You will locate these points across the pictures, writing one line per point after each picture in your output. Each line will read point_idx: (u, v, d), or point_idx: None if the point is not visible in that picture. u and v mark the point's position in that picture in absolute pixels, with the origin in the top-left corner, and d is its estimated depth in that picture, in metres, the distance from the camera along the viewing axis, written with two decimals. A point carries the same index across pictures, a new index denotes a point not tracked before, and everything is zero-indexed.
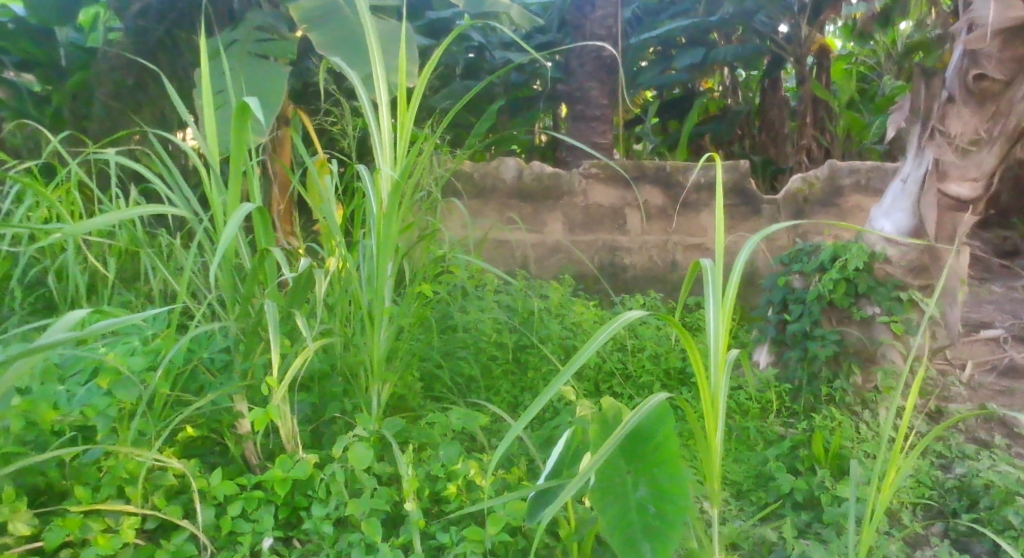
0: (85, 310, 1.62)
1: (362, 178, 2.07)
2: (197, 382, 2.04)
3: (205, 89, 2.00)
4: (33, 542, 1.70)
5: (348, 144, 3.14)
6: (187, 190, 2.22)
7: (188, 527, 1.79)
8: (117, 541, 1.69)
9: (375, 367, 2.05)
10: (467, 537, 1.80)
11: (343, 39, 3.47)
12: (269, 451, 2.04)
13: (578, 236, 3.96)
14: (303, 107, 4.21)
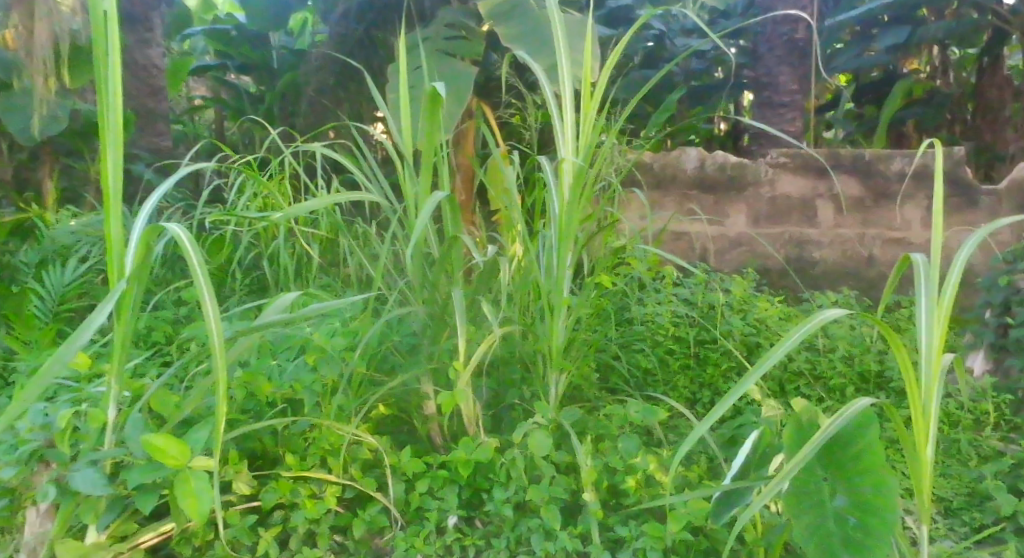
0: (295, 293, 1.77)
1: (546, 169, 2.09)
2: (388, 363, 2.16)
3: (401, 85, 2.11)
4: (249, 501, 1.87)
5: (531, 136, 3.19)
6: (384, 181, 2.35)
7: (381, 500, 1.90)
8: (322, 507, 1.83)
9: (553, 356, 2.07)
10: (648, 532, 1.78)
11: (529, 31, 3.55)
12: (454, 433, 2.13)
13: (763, 228, 3.80)
14: (488, 100, 4.34)
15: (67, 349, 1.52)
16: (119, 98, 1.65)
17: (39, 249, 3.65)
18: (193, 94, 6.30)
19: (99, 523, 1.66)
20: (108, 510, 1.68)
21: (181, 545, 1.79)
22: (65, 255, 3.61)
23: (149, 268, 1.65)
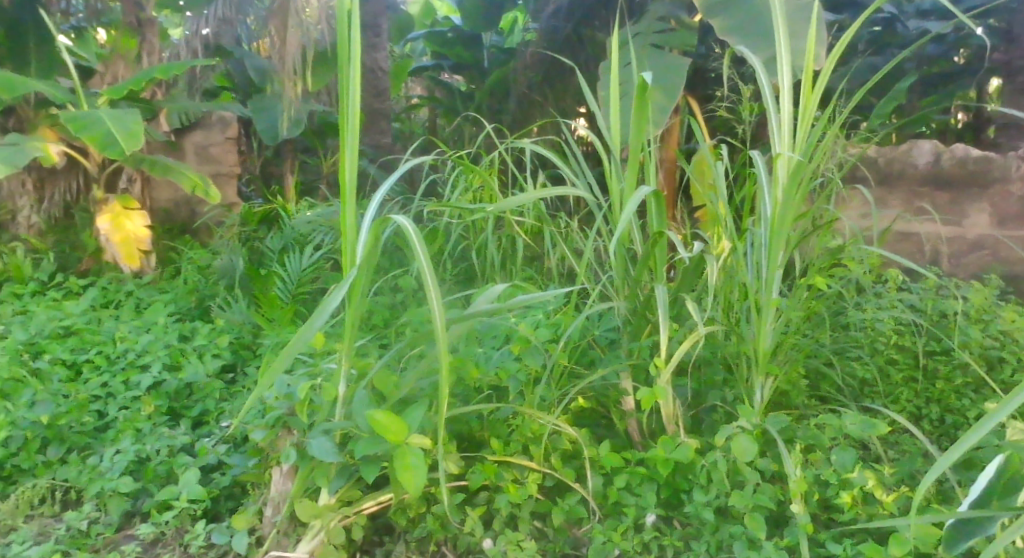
0: (502, 285, 1.84)
1: (759, 165, 2.00)
2: (589, 356, 2.19)
3: (613, 80, 2.11)
4: (458, 480, 1.97)
5: (743, 130, 3.07)
6: (591, 176, 2.37)
7: (582, 492, 1.93)
8: (524, 493, 1.88)
9: (760, 359, 1.98)
10: (865, 553, 1.67)
11: (746, 21, 3.42)
12: (652, 431, 2.11)
13: (1011, 230, 3.43)
14: (698, 93, 4.25)
15: (306, 329, 1.68)
16: (356, 96, 1.78)
17: (282, 236, 4.09)
18: (411, 94, 6.72)
19: (331, 486, 1.83)
20: (338, 475, 1.84)
21: (397, 515, 1.92)
22: (302, 243, 4.01)
23: (377, 256, 1.79)
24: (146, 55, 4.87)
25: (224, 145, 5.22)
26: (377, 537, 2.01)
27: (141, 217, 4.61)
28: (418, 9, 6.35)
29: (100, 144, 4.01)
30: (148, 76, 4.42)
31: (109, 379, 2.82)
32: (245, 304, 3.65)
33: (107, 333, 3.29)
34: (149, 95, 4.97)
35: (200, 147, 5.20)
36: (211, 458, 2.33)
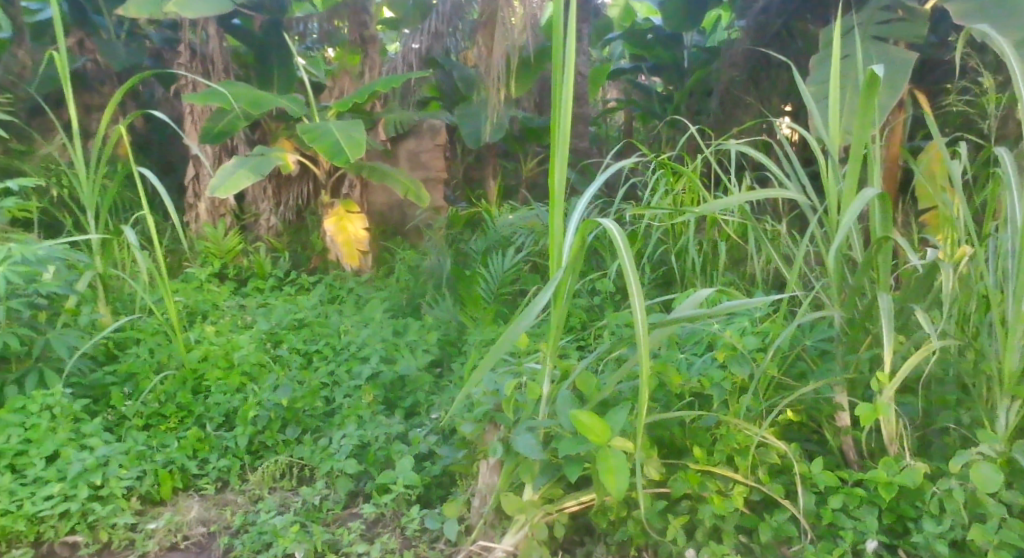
0: (710, 290, 1.80)
1: (1009, 162, 1.80)
2: (799, 367, 2.09)
3: (832, 75, 1.99)
4: (659, 487, 1.95)
5: (984, 124, 2.78)
6: (803, 177, 2.26)
7: (789, 508, 1.85)
8: (730, 505, 1.83)
9: (1005, 380, 1.78)
10: None
11: (988, 4, 3.13)
12: (870, 450, 1.98)
13: None
14: (926, 87, 3.93)
15: (513, 330, 1.76)
16: (568, 104, 1.83)
17: (485, 239, 4.25)
18: (608, 98, 6.74)
19: (535, 482, 1.88)
20: (542, 473, 1.89)
21: (598, 516, 1.95)
22: (504, 246, 4.15)
23: (583, 259, 1.82)
24: (368, 71, 5.27)
25: (434, 151, 5.50)
26: (577, 536, 2.04)
27: (362, 220, 5.02)
28: (618, 13, 6.30)
29: (329, 153, 4.40)
30: (370, 90, 4.79)
31: (335, 368, 3.10)
32: (451, 302, 3.84)
33: (334, 327, 3.62)
34: (370, 109, 5.43)
35: (412, 153, 5.49)
36: (424, 447, 2.49)
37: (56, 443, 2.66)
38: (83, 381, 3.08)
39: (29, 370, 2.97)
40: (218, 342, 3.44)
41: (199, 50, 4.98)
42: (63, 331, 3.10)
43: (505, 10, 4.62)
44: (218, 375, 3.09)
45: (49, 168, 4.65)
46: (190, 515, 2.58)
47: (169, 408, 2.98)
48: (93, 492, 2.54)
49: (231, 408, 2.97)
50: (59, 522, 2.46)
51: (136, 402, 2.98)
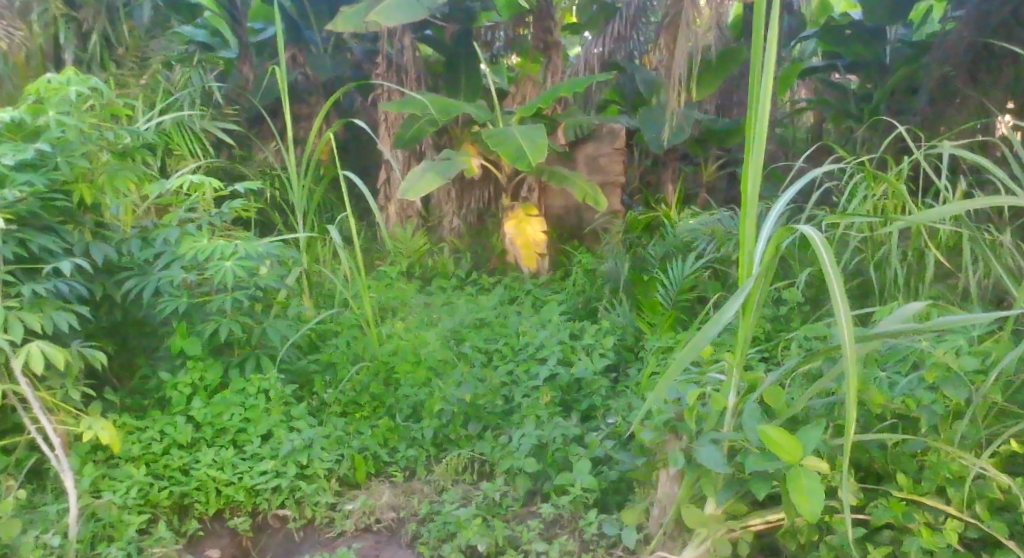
0: (922, 303, 1.66)
1: None
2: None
3: None
4: (858, 513, 1.87)
5: None
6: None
7: (1015, 551, 1.73)
8: (943, 541, 1.73)
9: None
10: None
11: None
12: None
13: None
14: None
15: (699, 337, 1.71)
16: (767, 106, 1.76)
17: (665, 243, 4.16)
18: (798, 98, 6.41)
19: (718, 497, 1.84)
20: (725, 488, 1.84)
21: (786, 537, 1.87)
22: (685, 251, 4.06)
23: (776, 267, 1.74)
24: (551, 75, 5.48)
25: (612, 156, 5.51)
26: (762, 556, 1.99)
27: (540, 223, 5.11)
28: (813, 8, 5.96)
29: (511, 157, 4.52)
30: (552, 94, 4.85)
31: (514, 368, 3.17)
32: (628, 306, 3.80)
33: (513, 327, 3.72)
34: (551, 112, 5.49)
35: (591, 158, 5.54)
36: (600, 452, 2.50)
37: (270, 423, 2.98)
38: (291, 368, 3.39)
39: (247, 356, 3.28)
40: (406, 338, 3.67)
41: (395, 61, 5.28)
42: (274, 321, 3.39)
43: (690, 11, 4.50)
44: (407, 368, 3.33)
45: (264, 170, 5.20)
46: (382, 499, 2.80)
47: (365, 396, 3.25)
48: (300, 471, 2.84)
49: (418, 401, 3.16)
50: (272, 495, 2.78)
51: (335, 390, 3.28)
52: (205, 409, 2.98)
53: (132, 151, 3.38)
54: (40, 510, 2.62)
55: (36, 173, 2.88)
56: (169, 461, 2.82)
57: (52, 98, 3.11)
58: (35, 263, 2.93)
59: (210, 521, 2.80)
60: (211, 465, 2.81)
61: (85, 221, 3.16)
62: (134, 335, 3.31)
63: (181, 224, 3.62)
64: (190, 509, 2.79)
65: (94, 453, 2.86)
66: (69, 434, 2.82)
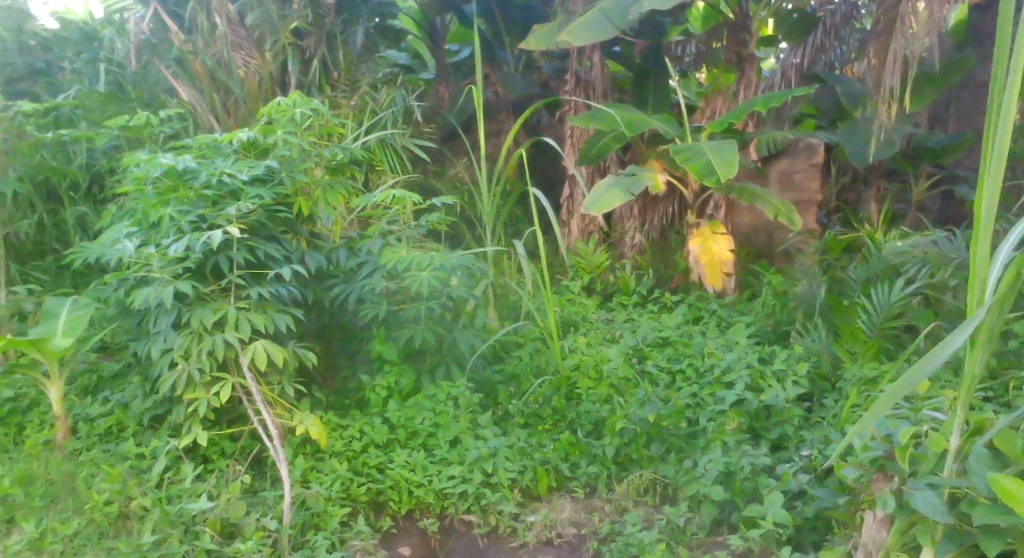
0: None
1: None
2: None
3: None
4: None
5: None
6: None
7: None
8: None
9: None
10: None
11: None
12: None
13: None
14: None
15: (918, 368, 1.57)
16: (1009, 116, 1.59)
17: (867, 266, 3.89)
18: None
19: (937, 548, 1.71)
20: (946, 540, 1.71)
21: None
22: (891, 275, 3.78)
23: (1013, 295, 1.59)
24: (744, 88, 5.13)
25: (808, 172, 5.21)
26: None
27: (727, 241, 4.91)
28: None
29: (700, 173, 4.41)
30: (747, 108, 4.69)
31: (699, 391, 3.12)
32: (824, 332, 3.58)
33: (698, 347, 3.63)
34: (742, 127, 5.28)
35: (784, 175, 5.28)
36: (794, 486, 2.41)
37: (458, 429, 3.13)
38: (478, 378, 3.51)
39: (438, 364, 3.47)
40: (589, 354, 3.71)
41: (584, 78, 5.34)
42: (463, 331, 3.53)
43: (907, 17, 4.17)
44: (589, 384, 3.37)
45: (456, 187, 5.44)
46: (563, 514, 2.85)
47: (547, 410, 3.31)
48: (485, 478, 2.93)
49: (600, 417, 3.20)
50: (460, 500, 2.89)
51: (520, 402, 3.36)
52: (399, 412, 3.18)
53: (343, 167, 3.66)
54: (260, 495, 2.90)
55: (265, 187, 3.20)
56: (367, 459, 3.02)
57: (281, 120, 3.46)
58: (261, 268, 3.19)
59: (401, 519, 2.91)
60: (405, 465, 2.97)
61: (301, 230, 3.46)
62: (338, 338, 3.57)
63: (383, 235, 3.88)
64: (385, 507, 2.94)
65: (304, 446, 3.10)
66: (283, 427, 3.09)
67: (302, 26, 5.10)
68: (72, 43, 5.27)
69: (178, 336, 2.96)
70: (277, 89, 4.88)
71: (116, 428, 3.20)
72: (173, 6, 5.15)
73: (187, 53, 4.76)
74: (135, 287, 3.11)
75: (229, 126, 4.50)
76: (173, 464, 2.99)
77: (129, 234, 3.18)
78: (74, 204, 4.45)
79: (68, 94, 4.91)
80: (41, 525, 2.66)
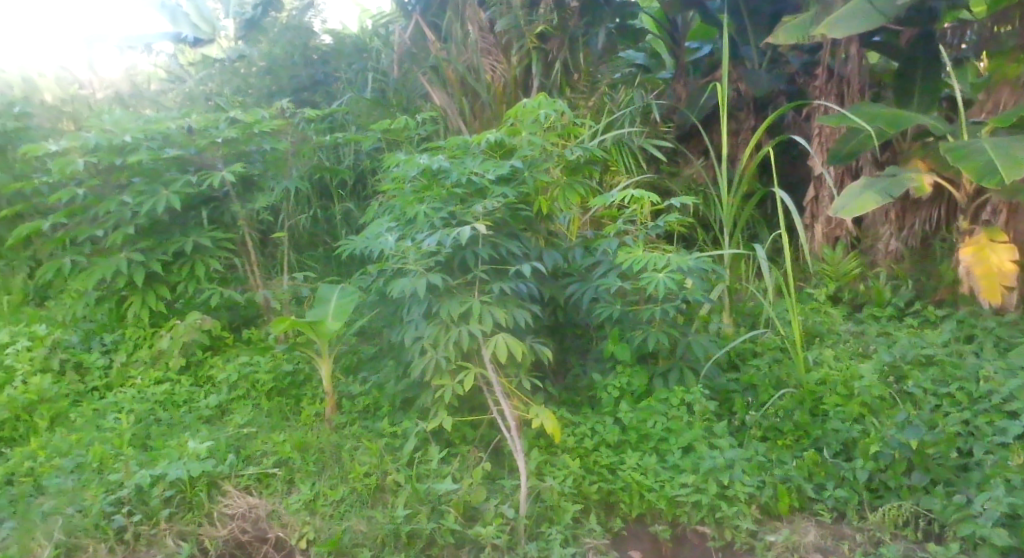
0: None
1: None
2: None
3: None
4: None
5: None
6: None
7: None
8: None
9: None
10: None
11: None
12: None
13: None
14: None
15: None
16: None
17: None
18: None
19: None
20: None
21: None
22: None
23: None
24: None
25: None
26: None
27: (1008, 250, 4.20)
28: None
29: (977, 175, 3.93)
30: None
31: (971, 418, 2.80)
32: None
33: (970, 369, 3.25)
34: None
35: None
36: None
37: (692, 436, 3.05)
38: (713, 385, 3.39)
39: (671, 367, 3.39)
40: (838, 368, 3.45)
41: (838, 72, 4.98)
42: (698, 336, 3.44)
43: None
44: (837, 401, 3.16)
45: (693, 187, 5.29)
46: (807, 538, 2.68)
47: (788, 424, 3.13)
48: (721, 490, 2.83)
49: (849, 437, 2.99)
50: (693, 511, 2.81)
51: (758, 413, 3.20)
52: (631, 413, 3.16)
53: (582, 167, 3.70)
54: (498, 482, 3.01)
55: (509, 187, 3.33)
56: (599, 458, 3.03)
57: (526, 120, 3.57)
58: (503, 265, 3.31)
59: (632, 522, 2.88)
60: (636, 468, 2.95)
61: (540, 229, 3.54)
62: (570, 335, 3.63)
63: (619, 235, 3.87)
64: (615, 508, 2.92)
65: (538, 439, 3.17)
66: (520, 419, 3.19)
67: (547, 30, 5.13)
68: (346, 55, 5.78)
69: (428, 326, 3.15)
70: (520, 91, 5.03)
71: (372, 406, 3.52)
72: (432, 17, 5.54)
73: (442, 61, 5.04)
74: (392, 278, 3.35)
75: (475, 128, 4.83)
76: (421, 445, 3.20)
77: (389, 229, 3.41)
78: (342, 201, 4.89)
79: (341, 100, 5.44)
80: (314, 488, 2.97)
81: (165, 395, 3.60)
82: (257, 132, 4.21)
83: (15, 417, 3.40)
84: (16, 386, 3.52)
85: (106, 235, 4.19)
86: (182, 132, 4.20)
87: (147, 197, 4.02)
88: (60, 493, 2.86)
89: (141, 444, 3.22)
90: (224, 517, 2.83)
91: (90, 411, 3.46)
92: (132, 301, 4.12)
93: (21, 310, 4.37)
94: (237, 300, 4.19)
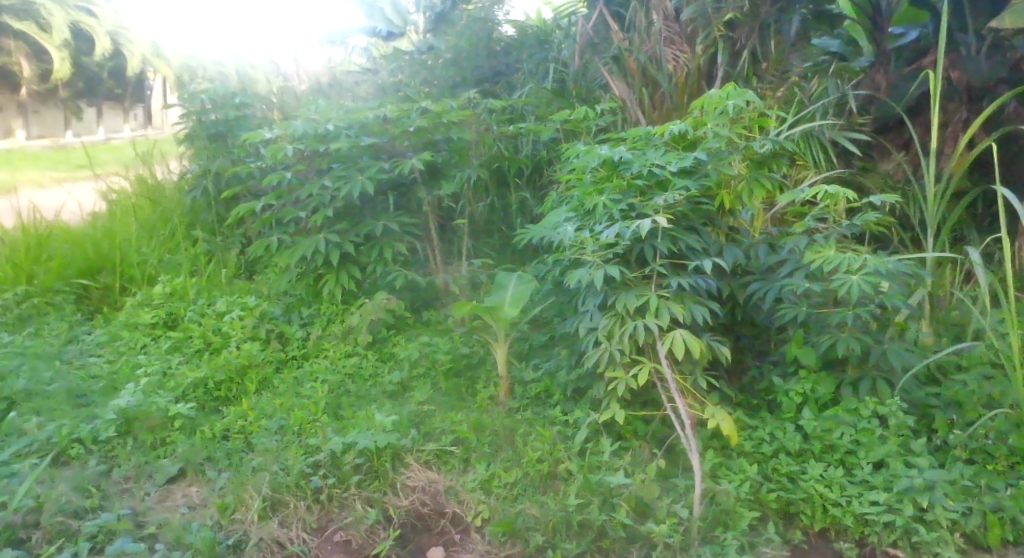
0: None
1: None
2: None
3: None
4: None
5: None
6: None
7: None
8: None
9: None
10: None
11: None
12: None
13: None
14: None
15: None
16: None
17: None
18: None
19: None
20: None
21: None
22: None
23: None
24: None
25: None
26: None
27: None
28: None
29: None
30: None
31: None
32: None
33: None
34: None
35: None
36: None
37: (885, 452, 2.84)
38: (911, 397, 3.10)
39: (862, 376, 3.14)
40: None
41: None
42: (894, 344, 3.17)
43: None
44: None
45: (892, 183, 4.87)
46: None
47: (1000, 448, 2.87)
48: (918, 513, 2.64)
49: None
50: (884, 531, 2.63)
51: (964, 432, 2.95)
52: (815, 422, 2.96)
53: (769, 160, 3.52)
54: (671, 480, 2.95)
55: (692, 179, 3.24)
56: (779, 466, 2.88)
57: (713, 112, 3.46)
58: (681, 259, 3.23)
59: (814, 536, 2.72)
60: (819, 480, 2.78)
61: (721, 223, 3.40)
62: (748, 334, 3.47)
63: (808, 233, 3.64)
64: (796, 519, 2.77)
65: (713, 440, 3.05)
66: (695, 418, 3.09)
67: (736, 18, 5.10)
68: (527, 47, 5.97)
69: (604, 317, 3.13)
70: (704, 82, 4.85)
71: (544, 394, 3.52)
72: (616, 7, 5.52)
73: (624, 50, 4.97)
74: (569, 267, 3.35)
75: (654, 119, 4.68)
76: (592, 436, 3.19)
77: (567, 219, 3.41)
78: (520, 189, 4.91)
79: (523, 91, 5.52)
80: (490, 469, 3.04)
81: (354, 368, 3.82)
82: (445, 122, 4.37)
83: (229, 379, 3.72)
84: (231, 351, 3.88)
85: (308, 217, 4.51)
86: (378, 122, 4.44)
87: (344, 182, 4.29)
88: (266, 451, 3.15)
89: (334, 413, 3.46)
90: (406, 488, 2.96)
91: (291, 378, 3.74)
92: (328, 278, 4.39)
93: (235, 282, 4.79)
94: (419, 283, 4.35)
